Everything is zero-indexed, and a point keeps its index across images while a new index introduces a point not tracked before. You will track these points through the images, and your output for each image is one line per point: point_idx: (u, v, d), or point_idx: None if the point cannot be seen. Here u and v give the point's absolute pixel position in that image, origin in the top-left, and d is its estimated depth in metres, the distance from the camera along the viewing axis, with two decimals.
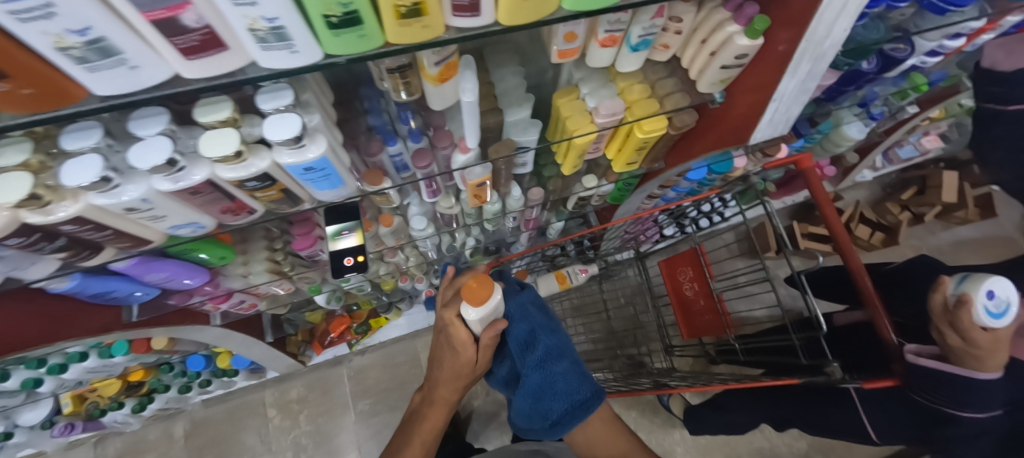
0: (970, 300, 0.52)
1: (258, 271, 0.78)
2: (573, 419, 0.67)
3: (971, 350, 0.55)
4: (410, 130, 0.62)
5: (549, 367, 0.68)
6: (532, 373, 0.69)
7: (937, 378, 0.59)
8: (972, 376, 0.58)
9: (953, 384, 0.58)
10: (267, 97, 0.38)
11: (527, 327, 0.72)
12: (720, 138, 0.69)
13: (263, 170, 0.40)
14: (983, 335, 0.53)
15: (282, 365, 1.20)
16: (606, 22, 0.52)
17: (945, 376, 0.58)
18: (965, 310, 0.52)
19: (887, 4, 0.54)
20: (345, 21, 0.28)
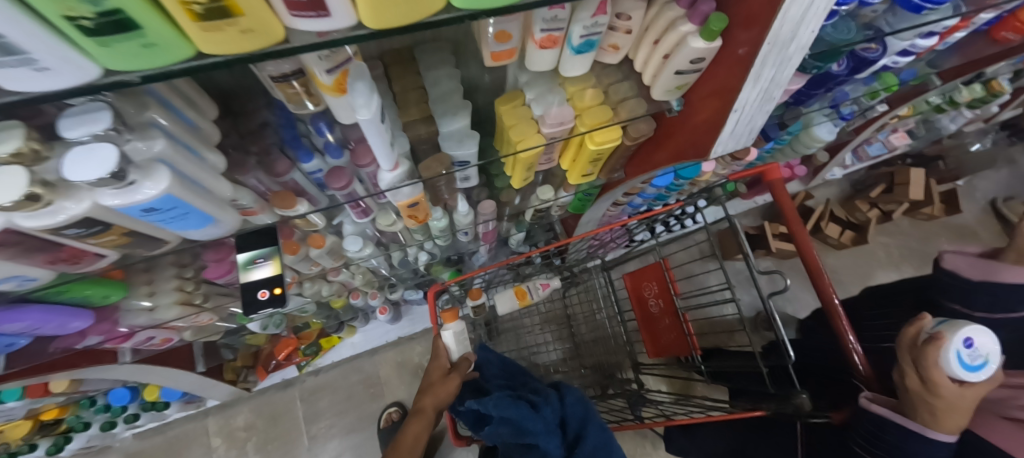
0: (942, 339, 0.48)
1: (167, 304, 0.68)
2: None
3: (929, 398, 0.49)
4: (327, 143, 0.53)
5: None
6: None
7: (884, 426, 0.54)
8: (926, 435, 0.51)
9: (897, 438, 0.53)
10: (72, 123, 0.28)
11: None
12: (680, 150, 0.63)
13: (82, 215, 0.31)
14: (950, 390, 0.48)
15: (222, 392, 1.10)
16: (542, 20, 0.44)
17: (896, 427, 0.53)
18: (934, 349, 0.48)
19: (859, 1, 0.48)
20: (106, 25, 0.19)
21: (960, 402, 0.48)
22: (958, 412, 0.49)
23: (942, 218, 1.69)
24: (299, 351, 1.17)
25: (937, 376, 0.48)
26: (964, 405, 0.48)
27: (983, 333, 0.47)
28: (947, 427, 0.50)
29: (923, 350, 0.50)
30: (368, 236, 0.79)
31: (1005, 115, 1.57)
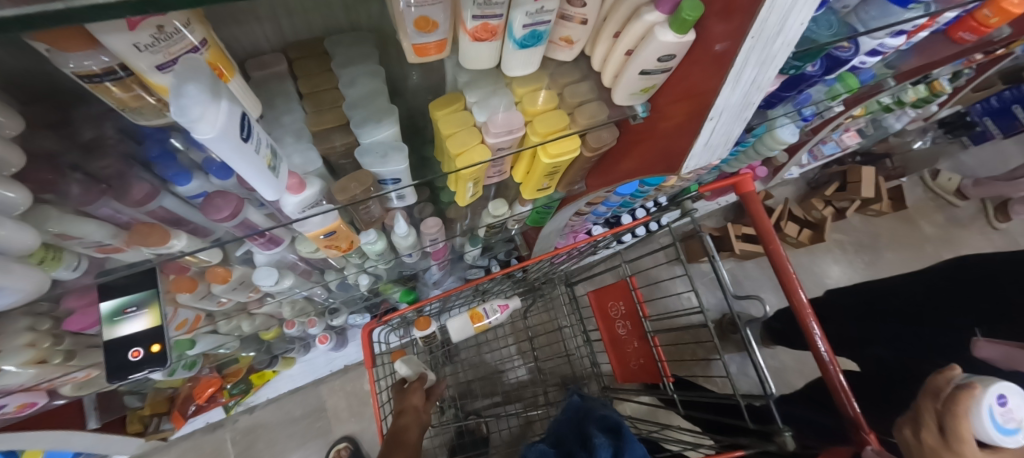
0: (974, 391, 0.40)
1: (13, 368, 0.53)
2: None
3: (944, 454, 0.40)
4: (208, 161, 0.40)
5: None
6: None
7: None
8: None
9: None
10: None
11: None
12: (647, 161, 0.55)
13: None
14: (977, 455, 0.39)
15: (129, 447, 0.93)
16: (473, 3, 0.34)
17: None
18: (964, 397, 0.40)
19: None
20: None
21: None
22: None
23: (890, 214, 1.74)
24: (225, 390, 1.01)
25: (963, 434, 0.39)
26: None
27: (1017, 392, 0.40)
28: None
29: (949, 400, 0.41)
30: (287, 265, 0.66)
31: (942, 114, 1.64)
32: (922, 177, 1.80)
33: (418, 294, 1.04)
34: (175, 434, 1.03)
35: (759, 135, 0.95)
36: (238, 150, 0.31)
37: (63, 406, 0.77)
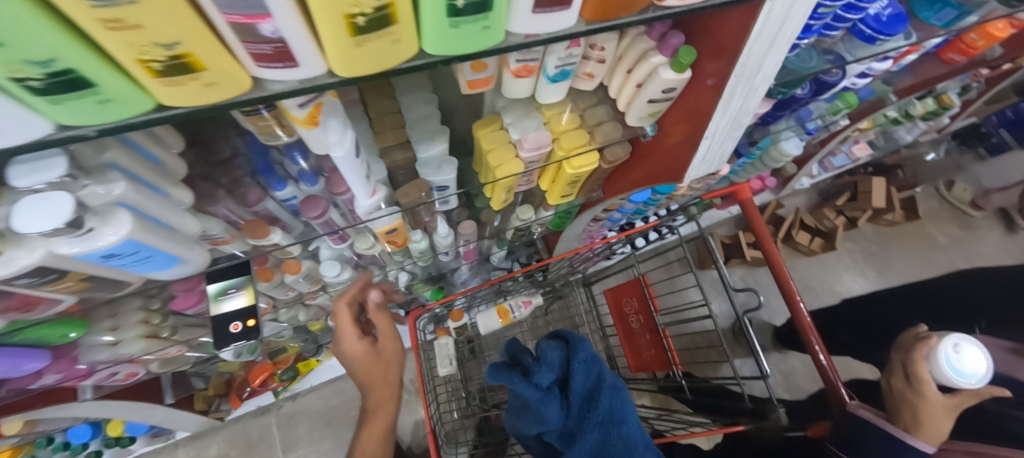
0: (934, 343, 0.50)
1: (130, 340, 0.64)
2: None
3: (910, 393, 0.51)
4: (301, 171, 0.52)
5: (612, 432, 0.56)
6: (590, 437, 0.56)
7: (866, 434, 0.51)
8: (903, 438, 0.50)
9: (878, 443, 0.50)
10: (22, 172, 0.26)
11: (586, 387, 0.59)
12: (654, 171, 0.64)
13: (35, 264, 0.29)
14: (934, 393, 0.50)
15: (192, 424, 1.04)
16: (516, 51, 0.44)
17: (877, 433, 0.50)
18: (924, 346, 0.51)
19: (821, 32, 0.50)
20: (58, 87, 0.19)
21: (930, 401, 0.50)
22: (939, 422, 0.49)
23: (904, 225, 1.77)
24: (275, 377, 1.12)
25: (922, 373, 0.50)
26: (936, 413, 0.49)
27: (971, 344, 0.49)
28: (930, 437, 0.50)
29: (912, 350, 0.53)
30: (346, 260, 0.77)
31: (955, 125, 1.67)
32: (937, 187, 1.82)
33: (447, 292, 1.14)
34: (230, 415, 1.14)
35: (764, 148, 1.03)
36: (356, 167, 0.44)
37: (146, 381, 0.89)
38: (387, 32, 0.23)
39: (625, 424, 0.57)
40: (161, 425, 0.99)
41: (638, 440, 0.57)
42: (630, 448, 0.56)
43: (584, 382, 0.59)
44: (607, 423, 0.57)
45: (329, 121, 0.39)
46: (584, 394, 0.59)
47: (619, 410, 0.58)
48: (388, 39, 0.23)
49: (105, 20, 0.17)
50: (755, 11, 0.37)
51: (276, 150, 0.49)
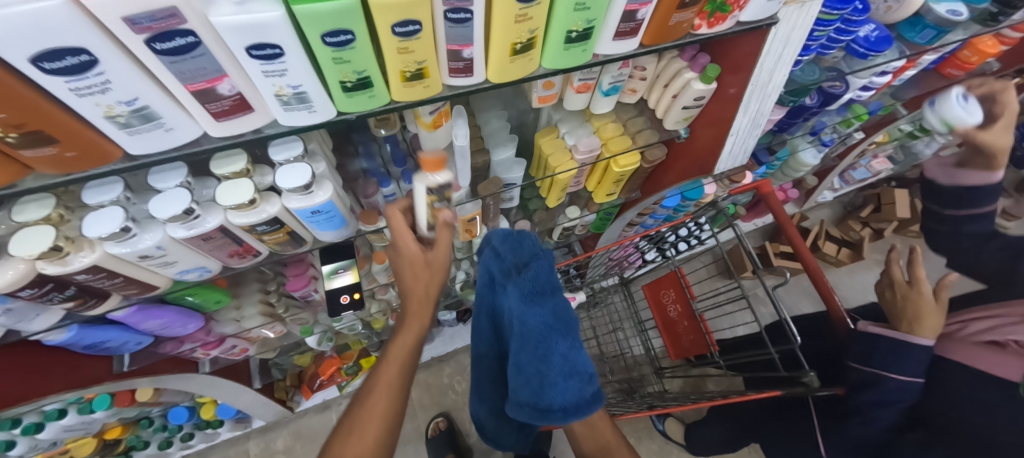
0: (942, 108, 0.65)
1: (252, 315, 0.78)
2: (539, 416, 0.55)
3: (910, 292, 0.64)
4: (404, 170, 0.67)
5: (544, 358, 0.53)
6: (520, 352, 0.55)
7: (881, 345, 0.65)
8: (911, 341, 0.63)
9: (892, 349, 0.64)
10: (279, 149, 0.41)
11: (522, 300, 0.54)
12: (687, 168, 0.77)
13: (273, 215, 0.43)
14: (929, 289, 0.63)
15: (270, 412, 1.16)
16: (580, 72, 0.59)
17: (886, 341, 0.65)
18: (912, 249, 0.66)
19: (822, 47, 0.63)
20: (357, 85, 0.33)
21: (921, 302, 0.63)
22: (934, 316, 0.63)
23: None
24: (342, 371, 1.23)
25: (918, 273, 0.64)
26: (927, 310, 0.63)
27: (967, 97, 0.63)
28: (929, 331, 0.62)
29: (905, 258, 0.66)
30: None
31: None
32: None
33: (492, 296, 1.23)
34: (298, 408, 1.25)
35: (784, 158, 1.14)
36: (470, 156, 0.54)
37: (241, 364, 1.02)
38: (529, 54, 0.37)
39: (555, 359, 0.53)
40: (244, 410, 1.10)
41: (576, 373, 0.54)
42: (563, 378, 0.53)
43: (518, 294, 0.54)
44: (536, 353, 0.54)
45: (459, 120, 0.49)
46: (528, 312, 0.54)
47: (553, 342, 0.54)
48: (529, 58, 0.37)
49: (400, 48, 0.31)
50: (763, 35, 0.50)
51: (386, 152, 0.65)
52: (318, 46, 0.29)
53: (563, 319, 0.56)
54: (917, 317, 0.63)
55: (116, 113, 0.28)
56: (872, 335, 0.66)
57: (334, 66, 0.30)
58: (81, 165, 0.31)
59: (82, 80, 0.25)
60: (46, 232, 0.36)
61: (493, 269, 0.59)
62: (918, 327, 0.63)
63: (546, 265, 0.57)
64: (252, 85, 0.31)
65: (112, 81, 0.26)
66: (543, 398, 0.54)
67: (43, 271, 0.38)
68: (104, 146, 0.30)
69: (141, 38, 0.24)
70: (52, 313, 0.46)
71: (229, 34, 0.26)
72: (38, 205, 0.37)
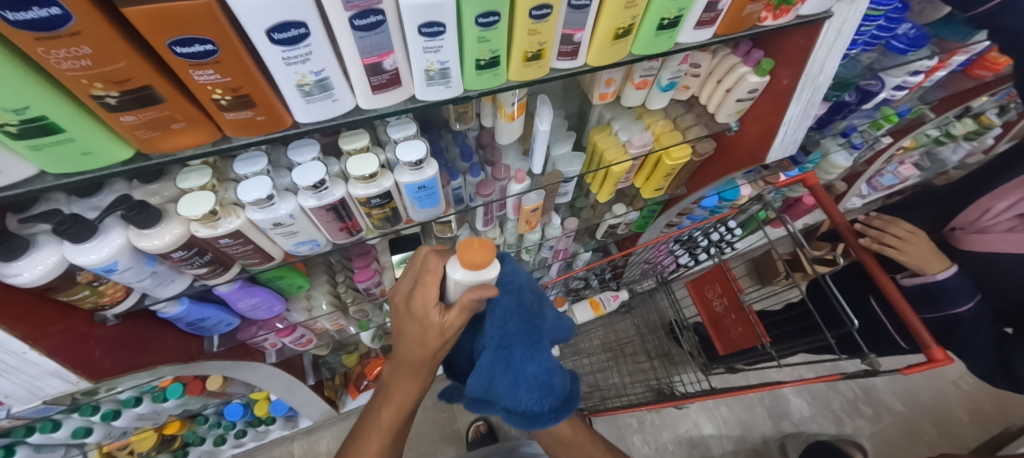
0: None
1: (321, 304, 0.81)
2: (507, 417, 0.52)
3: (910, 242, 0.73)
4: (472, 164, 0.69)
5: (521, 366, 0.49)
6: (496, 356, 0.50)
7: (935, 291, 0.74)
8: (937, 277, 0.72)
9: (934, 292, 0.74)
10: (397, 129, 0.46)
11: (511, 304, 0.50)
12: (740, 158, 0.81)
13: (387, 188, 0.48)
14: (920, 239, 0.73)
15: (318, 412, 1.18)
16: (642, 69, 0.64)
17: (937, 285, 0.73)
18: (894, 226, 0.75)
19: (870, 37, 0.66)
20: (488, 63, 0.38)
21: (924, 248, 0.73)
22: (933, 257, 0.72)
23: None
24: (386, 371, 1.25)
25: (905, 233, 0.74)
26: (928, 251, 0.72)
27: None
28: (936, 267, 0.72)
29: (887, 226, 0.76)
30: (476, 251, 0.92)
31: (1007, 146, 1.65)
32: None
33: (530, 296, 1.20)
34: (343, 409, 1.27)
35: (817, 160, 1.17)
36: (549, 139, 0.61)
37: (296, 359, 1.05)
38: (626, 39, 0.42)
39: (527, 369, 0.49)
40: (295, 408, 1.13)
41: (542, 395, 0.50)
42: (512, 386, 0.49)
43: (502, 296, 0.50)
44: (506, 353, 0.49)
45: (546, 107, 0.57)
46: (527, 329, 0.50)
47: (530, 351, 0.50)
48: (625, 43, 0.43)
49: (531, 29, 0.36)
50: (818, 28, 0.55)
51: (455, 149, 0.68)
52: (470, 26, 0.34)
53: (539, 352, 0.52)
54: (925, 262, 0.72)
55: (305, 82, 0.33)
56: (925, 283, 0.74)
57: (477, 44, 0.36)
58: (259, 130, 0.37)
59: (295, 51, 0.30)
60: (205, 197, 0.41)
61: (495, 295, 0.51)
62: (923, 269, 0.73)
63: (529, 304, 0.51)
64: (406, 63, 0.36)
65: (312, 53, 0.31)
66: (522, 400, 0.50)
67: (196, 234, 0.44)
68: (281, 113, 0.36)
69: (347, 15, 0.30)
70: (182, 280, 0.52)
71: (410, 12, 0.31)
72: (198, 174, 0.42)
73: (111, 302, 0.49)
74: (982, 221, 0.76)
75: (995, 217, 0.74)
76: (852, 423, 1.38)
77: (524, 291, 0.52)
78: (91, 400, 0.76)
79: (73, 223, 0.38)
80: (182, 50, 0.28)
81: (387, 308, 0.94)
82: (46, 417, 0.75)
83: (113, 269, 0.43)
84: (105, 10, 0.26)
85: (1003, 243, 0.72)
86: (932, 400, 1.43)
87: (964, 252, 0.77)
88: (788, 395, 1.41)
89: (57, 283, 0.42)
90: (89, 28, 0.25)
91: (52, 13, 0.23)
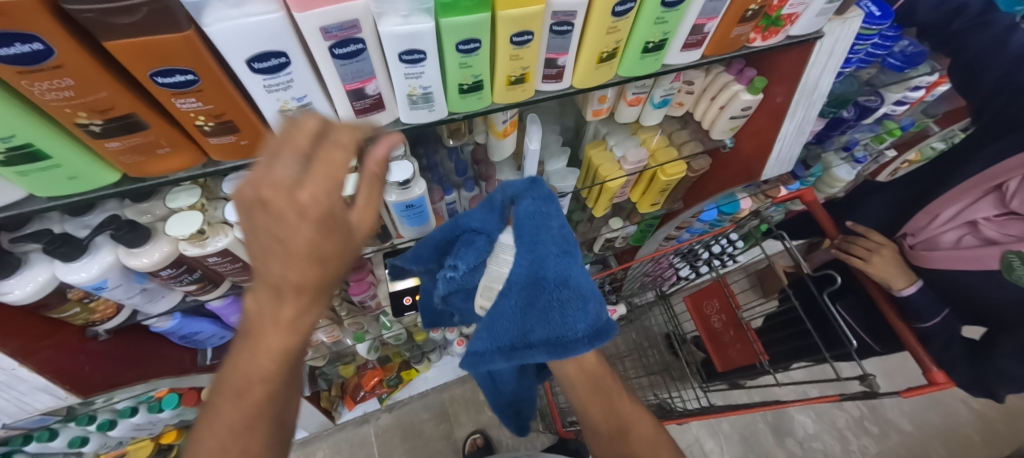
0: None
1: (316, 317, 0.81)
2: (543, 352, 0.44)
3: (877, 253, 0.71)
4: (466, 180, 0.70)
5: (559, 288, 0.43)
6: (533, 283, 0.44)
7: (910, 305, 0.71)
8: (903, 289, 0.70)
9: (904, 307, 0.71)
10: None
11: (545, 228, 0.45)
12: (736, 173, 0.80)
13: (376, 207, 0.49)
14: (887, 252, 0.72)
15: (314, 423, 1.18)
16: (635, 86, 0.63)
17: (916, 299, 0.70)
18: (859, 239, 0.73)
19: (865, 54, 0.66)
20: (471, 87, 0.39)
21: (889, 261, 0.71)
22: (897, 269, 0.71)
23: None
24: (384, 382, 1.25)
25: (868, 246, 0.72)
26: (894, 264, 0.71)
27: None
28: (900, 281, 0.70)
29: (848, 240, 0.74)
30: None
31: None
32: None
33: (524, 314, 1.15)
34: (340, 419, 1.27)
35: (818, 173, 1.15)
36: (540, 158, 0.61)
37: (293, 370, 1.05)
38: (611, 63, 0.43)
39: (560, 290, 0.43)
40: (292, 419, 1.13)
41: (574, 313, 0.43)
42: (538, 316, 0.43)
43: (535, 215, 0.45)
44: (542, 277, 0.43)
45: (536, 126, 0.58)
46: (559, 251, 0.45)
47: (565, 272, 0.44)
48: (610, 66, 0.43)
49: (512, 55, 0.37)
50: (810, 47, 0.55)
51: (449, 165, 0.69)
52: (450, 53, 0.35)
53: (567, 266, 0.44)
54: (891, 274, 0.71)
55: (288, 108, 0.34)
56: (902, 298, 0.71)
57: (459, 70, 0.36)
58: (245, 153, 0.37)
59: (275, 78, 0.31)
60: (194, 216, 0.42)
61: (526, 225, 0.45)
62: (889, 284, 0.71)
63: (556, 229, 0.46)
64: (389, 88, 0.37)
65: (294, 80, 0.32)
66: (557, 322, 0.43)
67: (184, 253, 0.44)
68: (265, 136, 0.36)
69: (326, 44, 0.30)
70: (172, 295, 0.52)
71: (389, 41, 0.32)
72: (188, 194, 0.43)
73: (102, 318, 0.50)
74: (930, 228, 0.76)
75: (943, 225, 0.74)
76: (858, 441, 1.35)
77: (559, 215, 0.47)
78: (88, 411, 0.76)
79: (63, 243, 0.39)
80: (164, 80, 0.28)
81: (382, 320, 0.94)
82: (43, 426, 0.76)
83: (102, 286, 0.44)
84: (88, 42, 0.26)
85: (955, 259, 0.70)
86: (941, 418, 1.39)
87: (923, 269, 0.75)
88: (792, 412, 1.38)
89: (47, 300, 0.43)
90: (71, 61, 0.25)
91: (34, 48, 0.24)
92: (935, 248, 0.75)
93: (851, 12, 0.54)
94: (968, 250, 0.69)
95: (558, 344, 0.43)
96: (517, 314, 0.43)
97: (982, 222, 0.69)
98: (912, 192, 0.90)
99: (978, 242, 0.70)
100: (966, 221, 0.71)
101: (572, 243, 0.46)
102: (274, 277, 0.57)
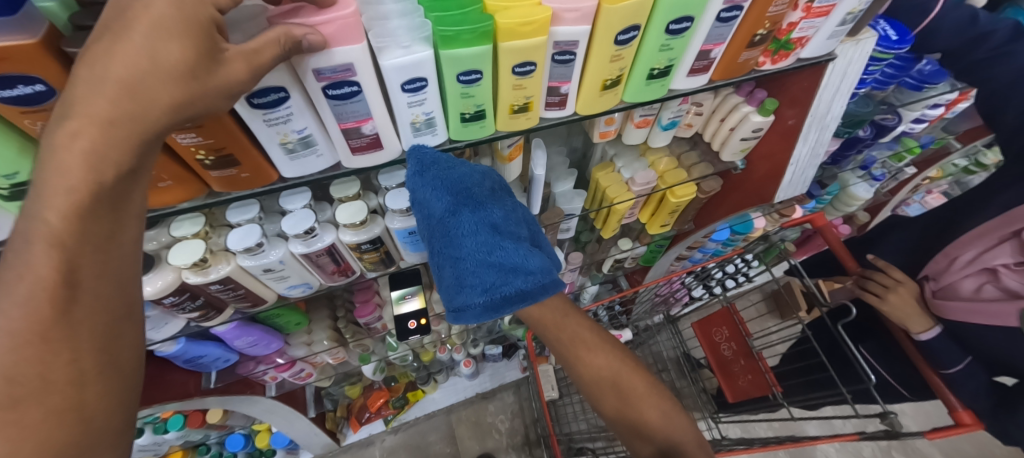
0: None
1: (321, 339, 0.80)
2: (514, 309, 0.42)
3: (895, 290, 0.68)
4: None
5: (499, 247, 0.41)
6: (473, 255, 0.41)
7: (933, 349, 0.68)
8: (920, 333, 0.68)
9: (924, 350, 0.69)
10: (387, 177, 0.46)
11: (443, 198, 0.41)
12: (749, 195, 0.79)
13: (378, 233, 0.48)
14: (906, 288, 0.70)
15: (317, 444, 1.17)
16: (642, 108, 0.62)
17: (939, 341, 0.67)
18: (880, 276, 0.70)
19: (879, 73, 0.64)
20: (473, 116, 0.38)
21: (905, 301, 0.69)
22: (915, 310, 0.69)
23: None
24: (390, 404, 1.24)
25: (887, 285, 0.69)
26: (910, 304, 0.68)
27: None
28: (919, 326, 0.68)
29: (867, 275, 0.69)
30: None
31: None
32: None
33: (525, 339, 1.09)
34: (344, 441, 1.25)
35: (833, 192, 1.12)
36: (545, 183, 0.60)
37: (299, 391, 1.03)
38: (615, 90, 0.42)
39: (501, 250, 0.41)
40: (296, 441, 1.11)
41: (527, 260, 0.42)
42: (459, 285, 0.41)
43: (429, 188, 0.39)
44: (479, 243, 0.41)
45: (541, 151, 0.57)
46: (476, 204, 0.42)
47: (478, 237, 0.41)
48: (614, 93, 0.43)
49: (515, 85, 0.36)
50: (823, 69, 0.54)
51: None
52: (451, 83, 0.34)
53: (491, 220, 0.42)
54: (908, 315, 0.68)
55: (288, 141, 0.34)
56: (925, 341, 0.68)
57: (460, 99, 0.36)
58: (246, 185, 0.37)
59: (274, 114, 0.31)
60: (197, 245, 0.41)
61: (437, 194, 0.40)
62: (907, 327, 0.69)
63: (465, 183, 0.42)
64: (388, 123, 0.36)
65: (292, 116, 0.32)
66: (512, 283, 0.41)
67: (187, 281, 0.43)
68: (265, 168, 0.36)
69: (320, 85, 0.31)
70: (176, 323, 0.53)
71: (392, 73, 0.31)
72: (191, 222, 0.42)
73: None
74: (950, 273, 0.71)
75: (963, 270, 0.70)
76: None
77: (468, 174, 0.42)
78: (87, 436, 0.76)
79: None
80: None
81: (387, 341, 0.92)
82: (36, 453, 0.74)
83: None
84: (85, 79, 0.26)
85: (972, 311, 0.66)
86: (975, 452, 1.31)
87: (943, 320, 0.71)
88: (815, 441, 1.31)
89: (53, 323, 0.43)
90: None
91: (36, 90, 0.24)
92: (954, 296, 0.70)
93: (864, 32, 0.54)
94: (985, 303, 0.65)
95: (492, 306, 0.41)
96: (475, 287, 0.41)
97: (1003, 270, 0.64)
98: (942, 219, 0.87)
99: (999, 292, 0.65)
100: (984, 267, 0.67)
101: (487, 197, 0.43)
102: (274, 302, 0.56)
